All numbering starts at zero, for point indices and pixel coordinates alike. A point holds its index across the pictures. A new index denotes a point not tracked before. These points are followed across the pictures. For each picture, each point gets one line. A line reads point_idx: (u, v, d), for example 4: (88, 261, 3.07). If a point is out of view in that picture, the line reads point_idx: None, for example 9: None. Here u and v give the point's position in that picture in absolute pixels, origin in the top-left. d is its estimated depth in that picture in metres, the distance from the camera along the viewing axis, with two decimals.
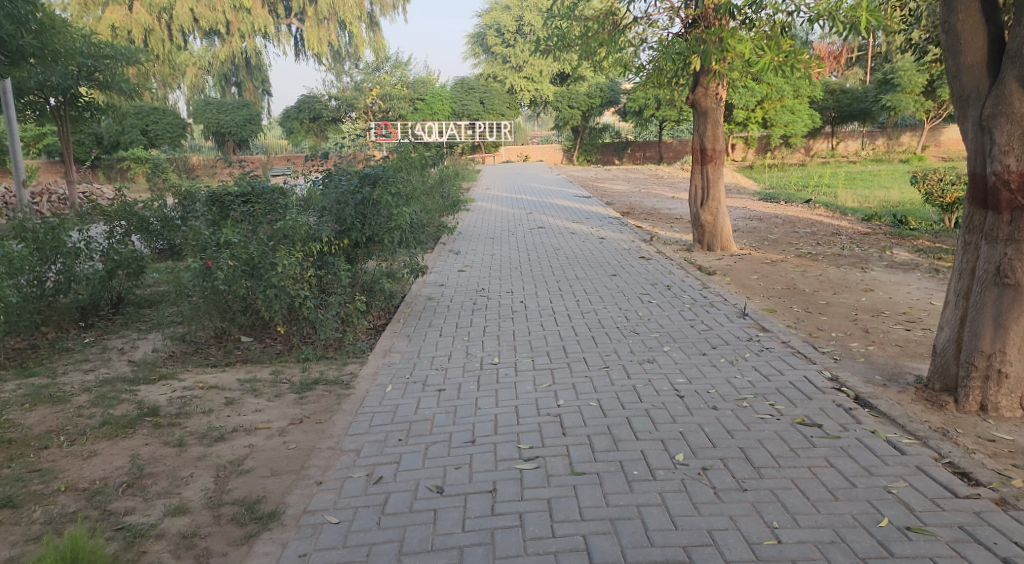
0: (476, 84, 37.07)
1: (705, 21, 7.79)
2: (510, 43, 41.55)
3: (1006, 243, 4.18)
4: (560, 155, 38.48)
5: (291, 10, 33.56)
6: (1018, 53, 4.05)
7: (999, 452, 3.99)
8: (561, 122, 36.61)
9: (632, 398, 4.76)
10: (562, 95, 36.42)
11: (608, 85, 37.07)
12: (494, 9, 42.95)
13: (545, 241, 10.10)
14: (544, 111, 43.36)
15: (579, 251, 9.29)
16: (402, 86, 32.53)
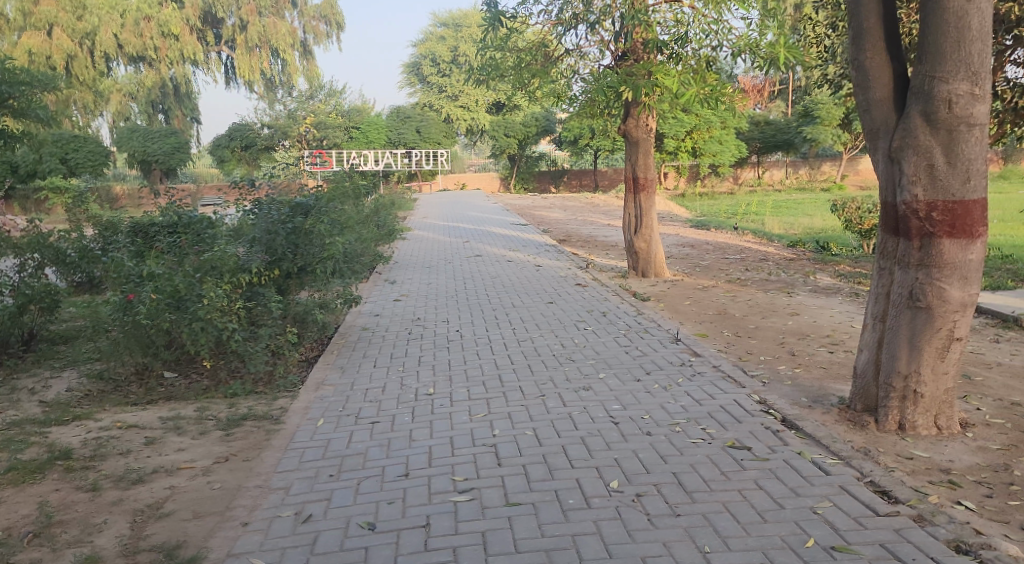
0: (413, 113, 37.18)
1: (633, 54, 8.00)
2: (446, 73, 42.14)
3: (917, 268, 4.40)
4: (498, 184, 38.77)
5: (222, 37, 33.22)
6: (920, 90, 4.31)
7: (917, 469, 4.15)
8: (497, 150, 37.09)
9: (567, 426, 4.77)
10: (498, 124, 36.94)
11: (543, 114, 37.80)
12: (429, 40, 43.61)
13: (482, 270, 10.11)
14: (481, 140, 43.72)
15: (517, 279, 9.35)
16: (336, 115, 33.13)
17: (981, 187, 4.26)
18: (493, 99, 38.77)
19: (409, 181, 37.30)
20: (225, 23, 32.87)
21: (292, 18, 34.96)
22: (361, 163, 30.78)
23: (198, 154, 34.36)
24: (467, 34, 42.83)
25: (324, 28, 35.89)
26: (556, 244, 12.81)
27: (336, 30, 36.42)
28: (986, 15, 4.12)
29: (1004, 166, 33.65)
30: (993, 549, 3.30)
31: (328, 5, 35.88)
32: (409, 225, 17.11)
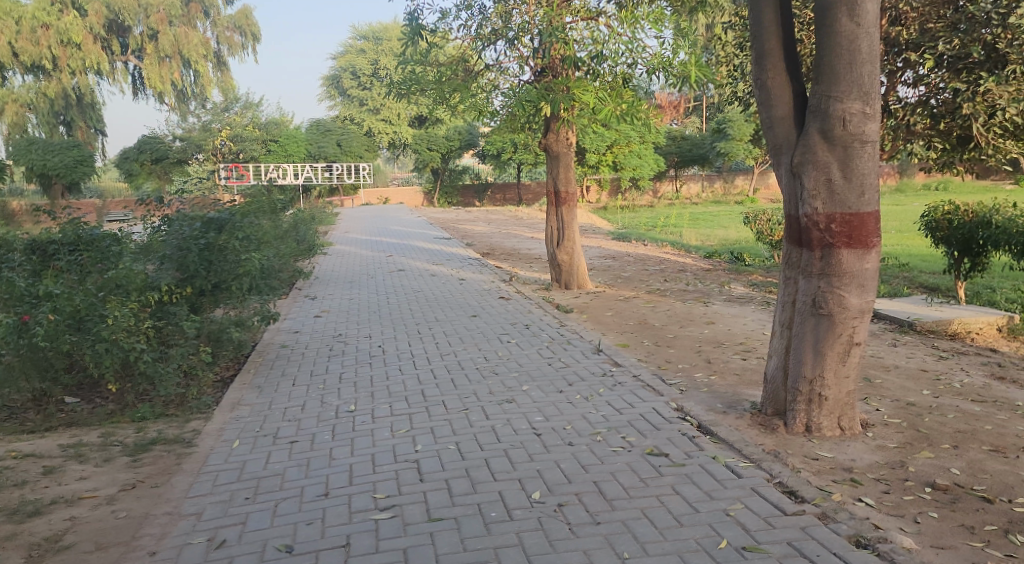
0: (334, 126, 36.70)
1: (552, 70, 8.14)
2: (367, 86, 41.83)
3: (819, 277, 4.63)
4: (421, 198, 38.52)
5: (129, 47, 32.00)
6: (817, 108, 4.55)
7: (822, 469, 4.35)
8: (420, 164, 36.99)
9: (490, 439, 4.79)
10: (421, 138, 36.87)
11: (466, 128, 37.95)
12: (349, 54, 43.26)
13: (406, 284, 10.03)
14: (404, 154, 43.43)
15: (441, 293, 9.33)
16: (253, 128, 32.46)
17: (875, 200, 4.52)
18: (414, 112, 38.66)
19: (331, 195, 36.71)
20: (132, 32, 31.55)
21: (205, 29, 33.98)
22: (280, 177, 30.21)
23: (104, 168, 32.81)
24: (388, 48, 42.71)
25: (238, 39, 35.06)
26: (480, 258, 12.84)
27: (253, 42, 35.63)
28: (874, 39, 4.40)
29: (899, 180, 35.92)
30: (889, 542, 3.49)
31: (243, 16, 35.12)
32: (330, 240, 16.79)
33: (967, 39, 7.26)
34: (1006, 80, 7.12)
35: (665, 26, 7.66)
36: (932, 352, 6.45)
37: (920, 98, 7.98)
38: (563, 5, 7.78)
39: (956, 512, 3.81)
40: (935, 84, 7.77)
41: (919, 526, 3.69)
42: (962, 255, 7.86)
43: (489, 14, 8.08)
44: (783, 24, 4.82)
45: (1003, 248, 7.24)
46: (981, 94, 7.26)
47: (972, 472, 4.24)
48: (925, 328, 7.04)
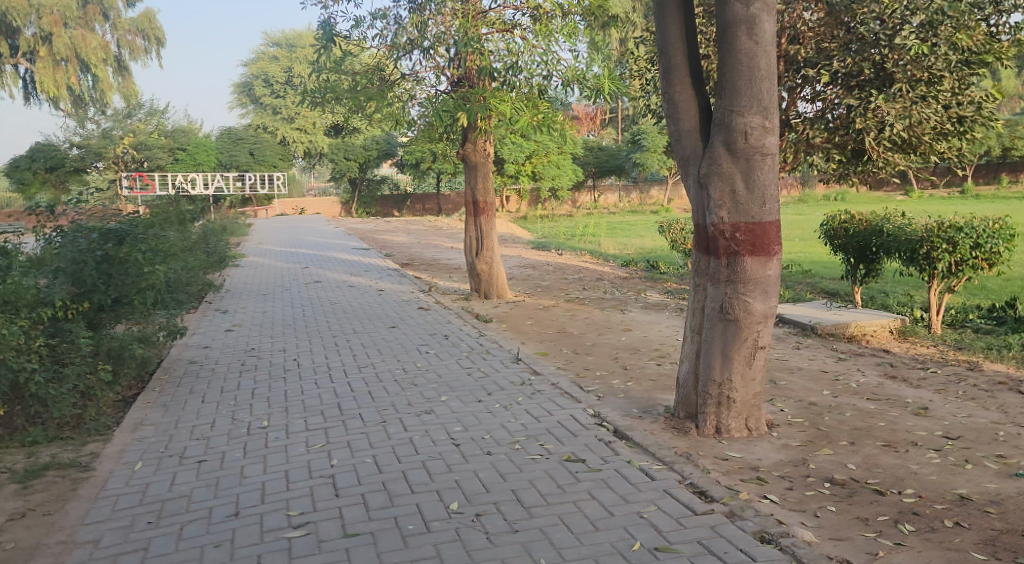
0: (246, 134, 36.02)
1: (469, 81, 8.18)
2: (280, 94, 40.87)
3: (726, 283, 4.81)
4: (339, 209, 37.76)
5: (19, 50, 30.22)
6: (721, 122, 4.75)
7: (731, 469, 4.51)
8: (337, 174, 36.33)
9: (408, 451, 4.74)
10: (337, 147, 36.26)
11: (384, 137, 37.59)
12: (261, 60, 42.22)
13: (323, 296, 9.83)
14: (322, 163, 42.63)
15: (358, 304, 9.19)
16: (159, 135, 30.96)
17: (776, 210, 4.74)
18: (331, 121, 38.03)
19: (245, 206, 35.59)
20: (21, 33, 29.86)
21: (104, 33, 32.78)
22: (188, 187, 29.16)
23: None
24: (302, 54, 41.86)
25: (141, 43, 33.76)
26: (399, 268, 12.70)
27: (156, 45, 34.33)
28: (771, 56, 4.63)
29: (801, 190, 37.92)
30: (791, 536, 3.64)
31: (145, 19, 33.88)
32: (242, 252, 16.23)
33: (858, 58, 7.74)
34: (893, 97, 7.60)
35: (578, 40, 7.83)
36: (831, 355, 6.79)
37: (818, 113, 8.40)
38: (478, 16, 7.86)
39: (853, 505, 4.02)
40: (831, 99, 8.21)
41: (819, 520, 3.87)
42: (858, 262, 8.36)
43: (404, 24, 8.05)
44: (688, 40, 5.00)
45: (894, 255, 7.69)
46: (872, 110, 7.73)
47: (867, 466, 4.49)
48: (826, 331, 7.43)
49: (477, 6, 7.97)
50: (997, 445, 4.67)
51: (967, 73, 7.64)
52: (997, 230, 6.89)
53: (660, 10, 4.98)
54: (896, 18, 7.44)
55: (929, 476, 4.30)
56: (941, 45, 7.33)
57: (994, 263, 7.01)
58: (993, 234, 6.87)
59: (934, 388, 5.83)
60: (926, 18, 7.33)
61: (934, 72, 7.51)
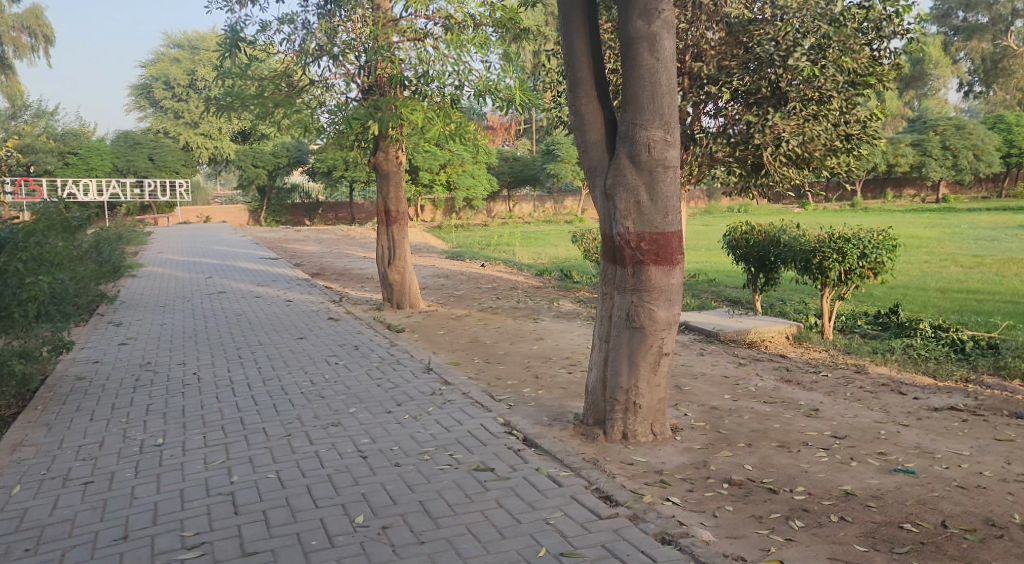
0: (144, 139, 34.26)
1: (380, 88, 8.12)
2: (183, 98, 39.29)
3: (632, 292, 4.93)
4: (247, 216, 36.67)
5: None
6: (626, 135, 4.88)
7: (636, 473, 4.62)
8: (245, 181, 34.85)
9: (314, 465, 4.63)
10: (245, 153, 34.71)
11: (296, 144, 36.74)
12: (162, 62, 40.51)
13: (228, 307, 9.49)
14: (229, 170, 41.24)
15: (265, 315, 8.93)
16: (46, 137, 31.07)
17: (678, 221, 4.90)
18: (240, 126, 36.90)
19: (145, 214, 33.94)
20: None
21: None
22: (79, 193, 27.55)
23: None
24: (205, 57, 40.41)
25: (26, 41, 31.89)
26: (309, 278, 12.43)
27: (43, 44, 32.53)
28: (672, 72, 4.79)
29: (707, 202, 39.46)
30: (690, 537, 3.75)
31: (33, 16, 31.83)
32: (140, 261, 15.48)
33: (756, 77, 8.15)
34: (788, 115, 8.07)
35: (490, 51, 7.90)
36: (732, 360, 7.07)
37: (720, 128, 8.77)
38: (390, 25, 7.87)
39: (748, 504, 4.18)
40: (732, 115, 8.61)
41: (717, 519, 4.01)
42: (758, 271, 8.75)
43: (313, 30, 7.94)
44: (593, 54, 5.13)
45: (790, 265, 8.08)
46: (769, 127, 8.18)
47: (762, 466, 4.68)
48: (727, 338, 7.75)
49: (388, 14, 7.96)
50: (879, 443, 4.97)
51: (853, 93, 8.19)
52: (881, 241, 7.36)
53: (566, 25, 5.08)
54: (789, 40, 7.83)
55: (818, 474, 4.53)
56: (830, 67, 7.80)
57: (878, 272, 7.49)
58: (877, 245, 7.35)
59: (824, 391, 6.15)
60: (816, 40, 7.80)
61: (824, 92, 7.95)
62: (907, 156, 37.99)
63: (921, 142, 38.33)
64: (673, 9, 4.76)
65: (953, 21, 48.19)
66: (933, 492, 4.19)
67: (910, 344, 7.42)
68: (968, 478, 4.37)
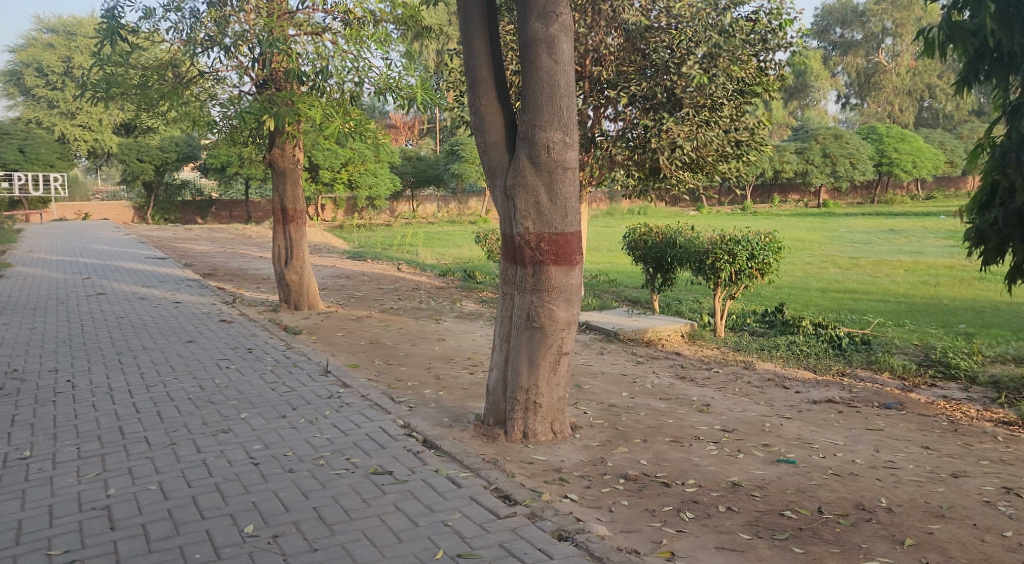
0: (13, 130, 31.68)
1: (275, 83, 7.88)
2: (58, 86, 36.58)
3: (532, 292, 4.97)
4: (132, 214, 34.63)
5: None
6: (526, 136, 4.91)
7: (535, 472, 4.64)
8: (127, 176, 32.59)
9: (200, 474, 4.41)
10: (127, 148, 32.19)
11: (184, 139, 34.07)
12: (33, 47, 37.59)
13: (108, 310, 8.91)
14: (112, 165, 38.82)
15: (150, 318, 8.45)
16: None
17: (577, 222, 4.98)
18: (124, 118, 34.80)
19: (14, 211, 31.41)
20: None
21: None
22: None
23: None
24: (83, 43, 37.75)
25: None
26: (200, 279, 11.86)
27: None
28: (570, 76, 4.86)
29: (608, 204, 40.48)
30: (586, 532, 3.78)
31: None
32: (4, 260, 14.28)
33: (652, 82, 8.42)
34: (682, 121, 8.38)
35: (391, 48, 7.80)
36: (630, 359, 7.26)
37: (619, 132, 9.00)
38: (285, 17, 7.68)
39: (643, 498, 4.28)
40: (630, 119, 8.86)
41: (613, 514, 4.08)
42: (656, 272, 9.04)
43: (202, 18, 7.61)
44: (493, 55, 5.14)
45: (686, 265, 8.39)
46: (664, 131, 8.43)
47: (657, 462, 4.81)
48: (627, 337, 7.95)
49: (284, 6, 7.75)
50: (765, 436, 5.22)
51: (742, 101, 8.63)
52: (768, 243, 7.77)
53: (466, 24, 5.07)
54: (682, 48, 8.18)
55: (708, 467, 4.70)
56: (720, 75, 8.18)
57: (765, 273, 7.90)
58: (764, 246, 7.76)
59: (716, 387, 6.41)
60: (707, 50, 8.19)
61: (715, 100, 8.32)
62: (792, 162, 40.29)
63: (803, 150, 40.76)
64: (570, 13, 4.84)
65: (833, 37, 51.59)
66: (811, 481, 4.43)
67: (793, 340, 7.86)
68: (843, 466, 4.66)
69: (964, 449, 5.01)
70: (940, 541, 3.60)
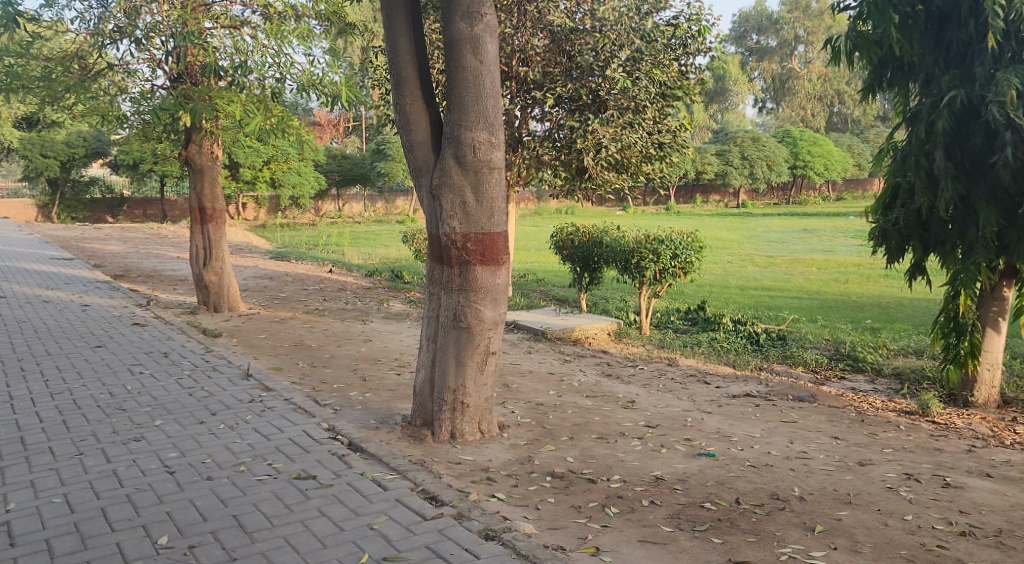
0: None
1: (191, 77, 7.62)
2: None
3: (459, 292, 4.95)
4: (35, 212, 32.71)
5: None
6: (451, 136, 4.88)
7: (463, 472, 4.63)
8: (29, 173, 30.70)
9: (110, 485, 4.19)
10: (28, 142, 30.35)
11: (91, 133, 32.26)
12: None
13: (8, 314, 8.40)
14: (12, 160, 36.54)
15: (55, 322, 8.01)
16: None
17: (503, 221, 4.99)
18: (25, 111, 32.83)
19: None
20: None
21: None
22: None
23: None
24: None
25: None
26: (111, 281, 11.32)
27: None
28: (495, 75, 4.87)
29: (536, 203, 40.83)
30: (512, 531, 3.78)
31: None
32: None
33: (578, 84, 8.51)
34: (607, 122, 8.53)
35: (314, 44, 7.63)
36: (557, 357, 7.33)
37: (546, 132, 9.09)
38: (201, 9, 7.43)
39: (569, 495, 4.32)
40: (557, 120, 8.95)
41: (539, 512, 4.10)
42: (583, 271, 9.16)
43: (111, 9, 7.28)
44: (417, 54, 5.09)
45: (612, 264, 8.54)
46: (590, 132, 8.56)
47: (583, 458, 4.88)
48: (554, 336, 8.03)
49: None
50: (686, 430, 5.36)
51: (664, 104, 8.84)
52: (691, 243, 8.01)
53: (389, 21, 5.01)
54: (607, 51, 8.34)
55: (633, 462, 4.79)
56: (643, 79, 8.39)
57: (688, 271, 8.13)
58: (686, 246, 7.99)
59: (640, 383, 6.55)
60: (630, 53, 8.38)
61: (638, 102, 8.48)
62: (712, 164, 41.58)
63: (724, 152, 42.11)
64: (495, 14, 4.85)
65: (750, 44, 53.57)
66: (730, 473, 4.58)
67: (714, 337, 8.11)
68: (759, 457, 4.83)
69: (869, 438, 5.28)
70: (847, 526, 3.78)
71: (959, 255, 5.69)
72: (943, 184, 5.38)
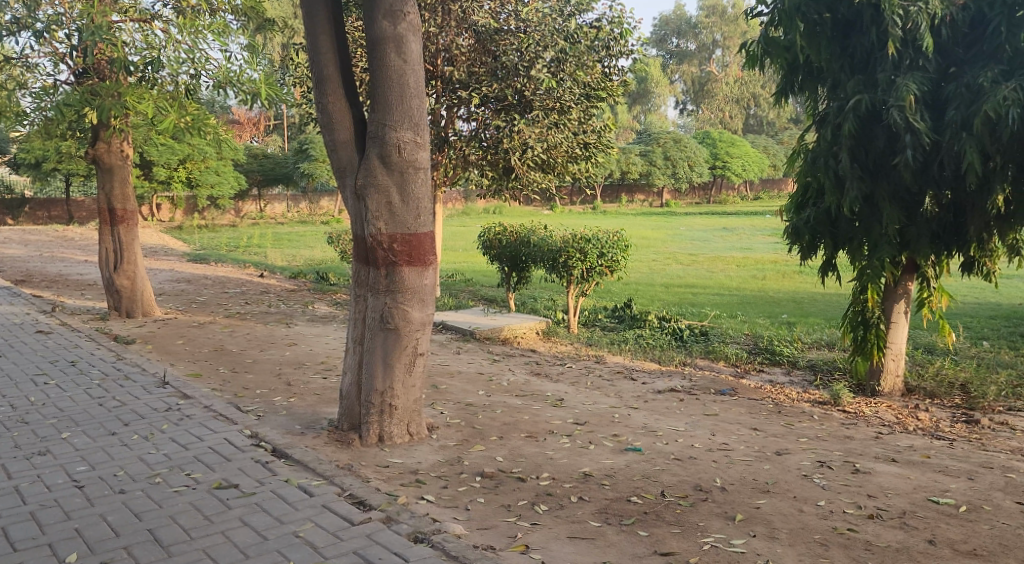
0: None
1: (98, 72, 7.27)
2: None
3: (385, 293, 4.87)
4: None
5: None
6: (376, 135, 4.80)
7: (391, 475, 4.56)
8: None
9: (11, 503, 3.93)
10: None
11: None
12: None
13: None
14: None
15: None
16: None
17: (429, 221, 4.95)
18: None
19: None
20: None
21: None
22: None
23: None
24: None
25: None
26: (11, 286, 10.63)
27: None
28: (419, 75, 4.81)
29: (463, 203, 40.74)
30: (442, 533, 3.75)
31: None
32: None
33: (503, 84, 8.53)
34: (533, 123, 8.59)
35: (230, 39, 7.39)
36: (486, 357, 7.33)
37: (473, 132, 9.07)
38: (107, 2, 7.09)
39: (498, 494, 4.32)
40: (483, 120, 8.95)
41: (469, 512, 4.08)
42: (511, 270, 9.19)
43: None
44: (338, 52, 4.98)
45: (540, 263, 8.60)
46: (516, 133, 8.61)
47: (512, 457, 4.88)
48: (482, 336, 8.02)
49: None
50: (614, 426, 5.45)
51: (588, 105, 8.98)
52: (616, 242, 8.15)
53: (310, 17, 4.88)
54: (531, 52, 8.39)
55: (561, 459, 4.83)
56: (567, 80, 8.51)
57: (614, 270, 8.27)
58: (612, 245, 8.13)
59: (568, 381, 6.62)
60: (554, 54, 8.45)
61: (563, 103, 8.57)
62: (637, 164, 42.45)
63: (648, 152, 43.05)
64: (418, 12, 4.80)
65: (670, 48, 55.01)
66: (655, 466, 4.68)
67: (640, 334, 8.29)
68: (683, 451, 4.95)
69: (786, 428, 5.49)
70: (765, 514, 3.92)
71: (864, 252, 5.97)
72: (850, 183, 5.64)
